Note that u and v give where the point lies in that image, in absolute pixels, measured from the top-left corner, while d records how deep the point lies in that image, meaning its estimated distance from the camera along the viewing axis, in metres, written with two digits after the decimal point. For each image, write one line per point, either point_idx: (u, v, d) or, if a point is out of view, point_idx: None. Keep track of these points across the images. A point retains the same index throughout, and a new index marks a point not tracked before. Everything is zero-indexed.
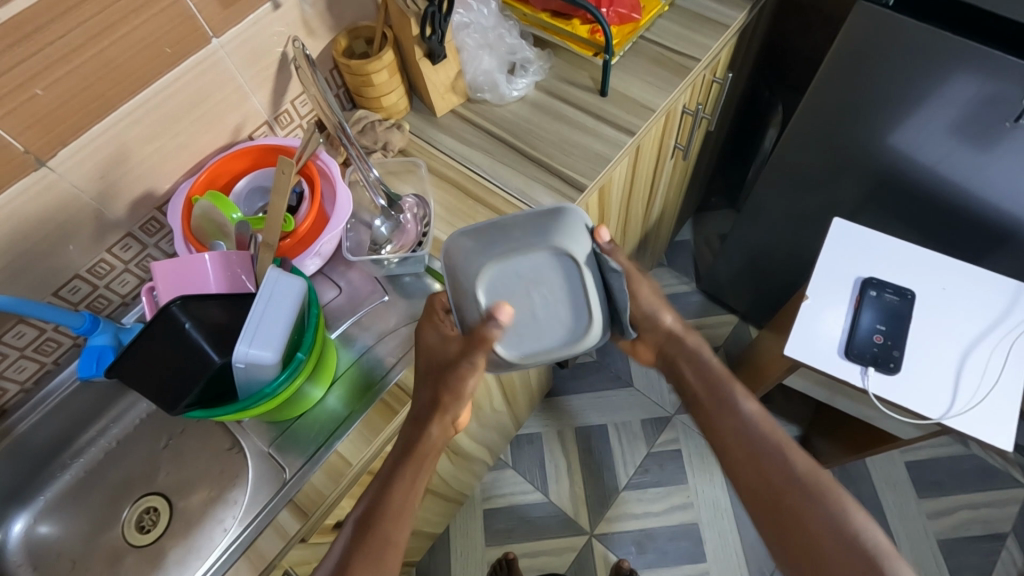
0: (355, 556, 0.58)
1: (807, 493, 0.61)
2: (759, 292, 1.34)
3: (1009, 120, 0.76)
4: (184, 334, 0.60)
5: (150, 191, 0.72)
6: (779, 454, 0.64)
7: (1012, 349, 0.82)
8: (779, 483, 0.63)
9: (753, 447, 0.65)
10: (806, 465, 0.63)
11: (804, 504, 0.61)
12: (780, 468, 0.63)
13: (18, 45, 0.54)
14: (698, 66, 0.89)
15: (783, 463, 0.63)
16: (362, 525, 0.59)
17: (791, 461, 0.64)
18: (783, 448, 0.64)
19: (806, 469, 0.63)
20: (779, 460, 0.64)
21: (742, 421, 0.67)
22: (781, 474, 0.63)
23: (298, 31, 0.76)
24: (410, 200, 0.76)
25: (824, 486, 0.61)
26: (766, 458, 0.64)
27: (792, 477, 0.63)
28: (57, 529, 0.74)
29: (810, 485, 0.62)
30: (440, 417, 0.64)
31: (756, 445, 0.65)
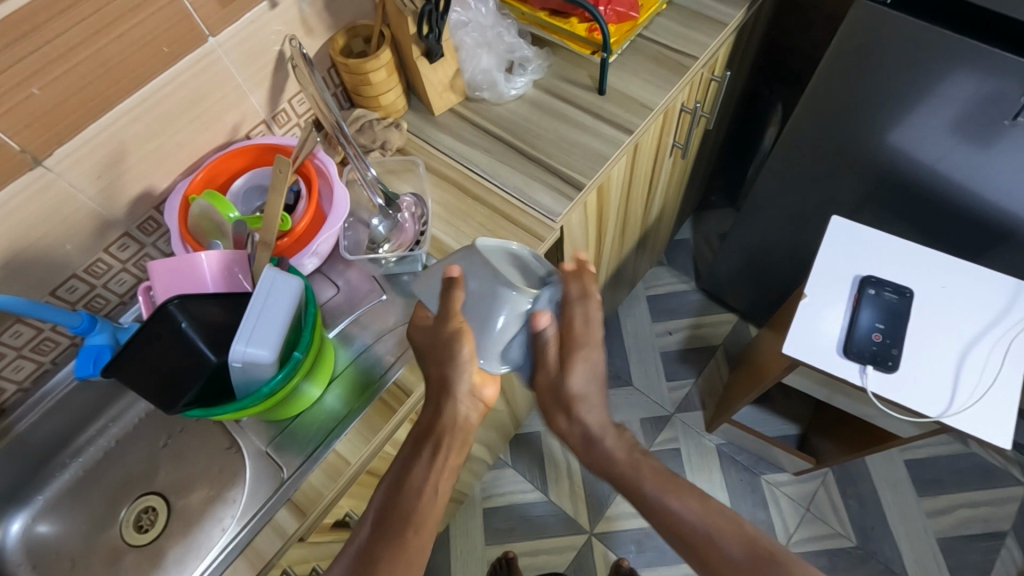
0: (381, 542, 0.55)
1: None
2: (758, 291, 1.34)
3: (1009, 117, 0.76)
4: (181, 334, 0.60)
5: (147, 191, 0.72)
6: (712, 544, 0.53)
7: (1011, 347, 0.82)
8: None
9: (688, 544, 0.55)
10: (747, 550, 0.52)
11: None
12: (718, 561, 0.53)
13: (14, 44, 0.54)
14: (697, 64, 0.89)
15: (722, 554, 0.53)
16: (385, 515, 0.57)
17: (726, 547, 0.53)
18: (713, 535, 0.54)
19: (749, 554, 0.52)
20: (718, 546, 0.53)
21: (661, 513, 0.56)
22: (724, 568, 0.52)
23: (295, 30, 0.76)
24: (408, 199, 0.77)
25: (778, 562, 0.51)
26: (704, 553, 0.54)
27: (737, 572, 0.52)
28: (55, 528, 0.74)
29: (755, 570, 0.51)
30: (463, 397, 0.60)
31: (688, 537, 0.55)
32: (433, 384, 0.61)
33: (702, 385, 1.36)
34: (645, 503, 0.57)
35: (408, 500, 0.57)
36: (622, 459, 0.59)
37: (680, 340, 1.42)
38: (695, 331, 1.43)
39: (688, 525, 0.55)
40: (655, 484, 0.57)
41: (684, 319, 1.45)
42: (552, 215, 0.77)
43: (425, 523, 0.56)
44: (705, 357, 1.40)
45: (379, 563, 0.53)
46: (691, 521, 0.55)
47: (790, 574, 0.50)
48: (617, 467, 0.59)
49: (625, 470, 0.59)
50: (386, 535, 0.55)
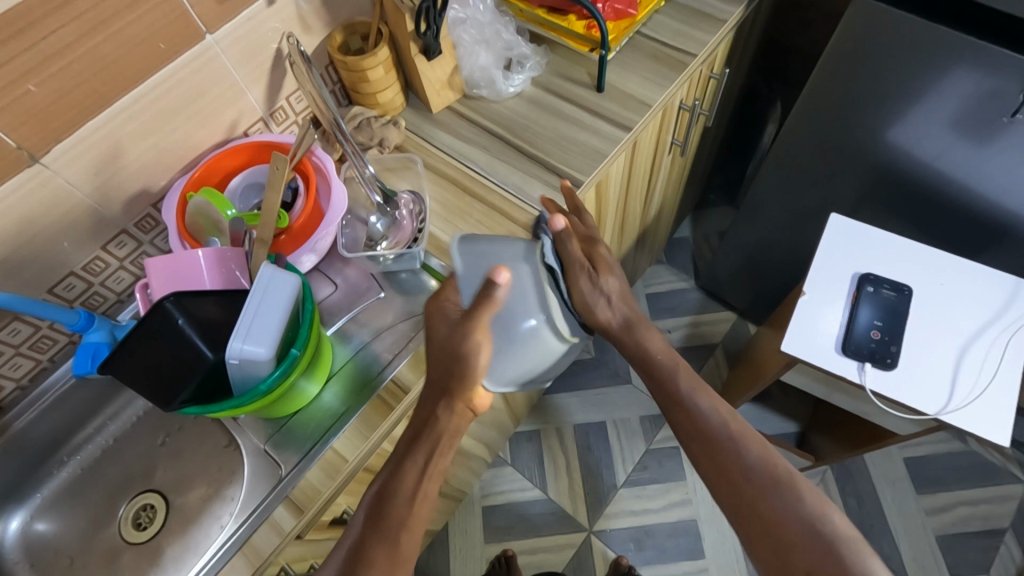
0: (371, 545, 0.55)
1: (763, 486, 0.56)
2: (757, 289, 1.34)
3: (1007, 115, 0.76)
4: (179, 331, 0.60)
5: (145, 189, 0.72)
6: (731, 442, 0.59)
7: (1010, 344, 0.82)
8: (730, 474, 0.58)
9: (708, 442, 0.60)
10: (762, 457, 0.58)
11: (762, 499, 0.56)
12: (729, 458, 0.58)
13: (10, 41, 0.54)
14: (695, 62, 0.89)
15: (739, 455, 0.58)
16: (373, 518, 0.57)
17: (744, 454, 0.58)
18: (734, 438, 0.59)
19: (762, 459, 0.58)
20: (736, 446, 0.59)
21: (684, 410, 0.62)
22: (735, 467, 0.58)
23: (293, 27, 0.76)
24: (406, 197, 0.76)
25: (784, 475, 0.57)
26: (720, 452, 0.59)
27: (748, 470, 0.57)
28: (53, 526, 0.74)
29: (766, 475, 0.57)
30: (453, 403, 0.58)
31: (707, 433, 0.60)
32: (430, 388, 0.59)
33: None
34: (671, 398, 0.63)
35: (399, 502, 0.57)
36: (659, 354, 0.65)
37: (679, 338, 1.42)
38: (695, 329, 1.43)
39: (706, 421, 0.61)
40: (690, 384, 0.63)
41: (683, 317, 1.45)
42: (550, 213, 0.77)
43: (413, 528, 0.56)
44: (705, 355, 1.40)
45: (373, 563, 0.54)
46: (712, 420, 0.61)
47: (796, 489, 0.56)
48: (654, 360, 0.65)
49: (662, 364, 0.64)
50: (380, 534, 0.55)
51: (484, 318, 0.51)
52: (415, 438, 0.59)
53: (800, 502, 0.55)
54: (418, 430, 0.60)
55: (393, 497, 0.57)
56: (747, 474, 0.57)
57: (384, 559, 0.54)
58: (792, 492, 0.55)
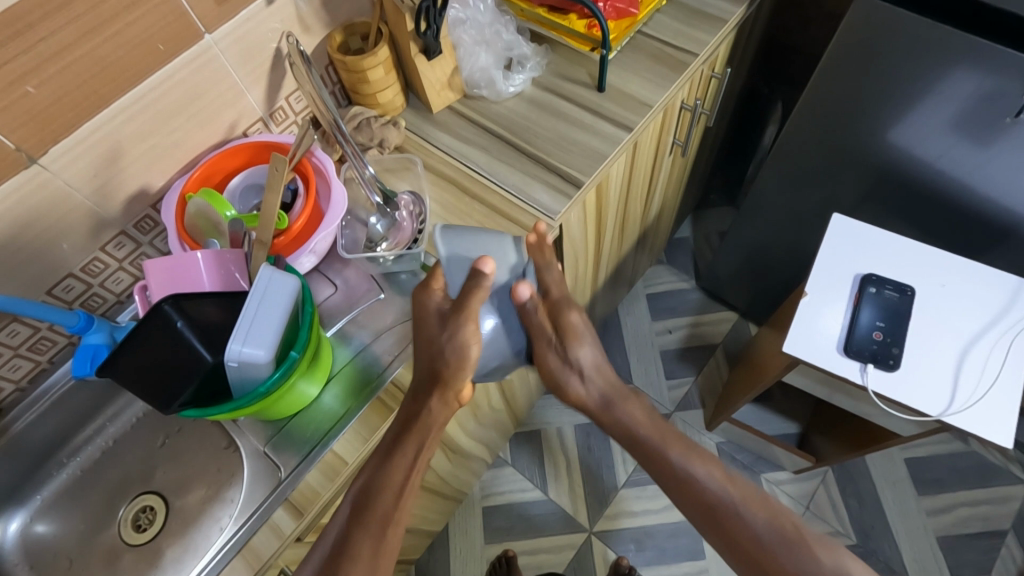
0: (358, 536, 0.57)
1: (778, 551, 0.59)
2: (758, 290, 1.34)
3: (1010, 115, 0.75)
4: (178, 334, 0.59)
5: (144, 190, 0.72)
6: (735, 510, 0.61)
7: (1012, 345, 0.81)
8: (740, 545, 0.60)
9: (711, 511, 0.62)
10: (770, 520, 0.60)
11: (775, 564, 0.58)
12: (738, 530, 0.61)
13: (9, 42, 0.53)
14: (697, 62, 0.88)
15: (746, 525, 0.61)
16: (358, 508, 0.59)
17: (751, 519, 0.61)
18: (738, 505, 0.62)
19: (771, 524, 0.60)
20: (741, 514, 0.61)
21: (681, 480, 0.64)
22: (745, 538, 0.60)
23: (292, 27, 0.75)
24: (406, 197, 0.76)
25: (795, 534, 0.59)
26: (728, 524, 0.61)
27: (760, 542, 0.60)
28: (53, 528, 0.74)
29: (780, 541, 0.59)
30: (440, 392, 0.62)
31: (709, 502, 0.62)
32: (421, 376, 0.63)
33: (701, 384, 1.36)
34: (664, 468, 0.65)
35: (384, 495, 0.59)
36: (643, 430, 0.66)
37: (680, 339, 1.42)
38: (695, 330, 1.43)
39: (707, 491, 0.63)
40: (682, 452, 0.65)
41: (684, 317, 1.44)
42: (551, 214, 0.77)
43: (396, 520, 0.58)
44: (705, 355, 1.40)
45: (357, 560, 0.55)
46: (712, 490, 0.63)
47: (812, 552, 0.58)
48: (638, 435, 0.66)
49: (647, 436, 0.66)
50: (364, 525, 0.58)
51: (475, 304, 0.60)
52: (400, 432, 0.62)
53: (816, 564, 0.57)
54: (404, 423, 0.63)
55: (378, 490, 0.59)
56: (759, 543, 0.60)
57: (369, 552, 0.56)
58: (807, 553, 0.58)
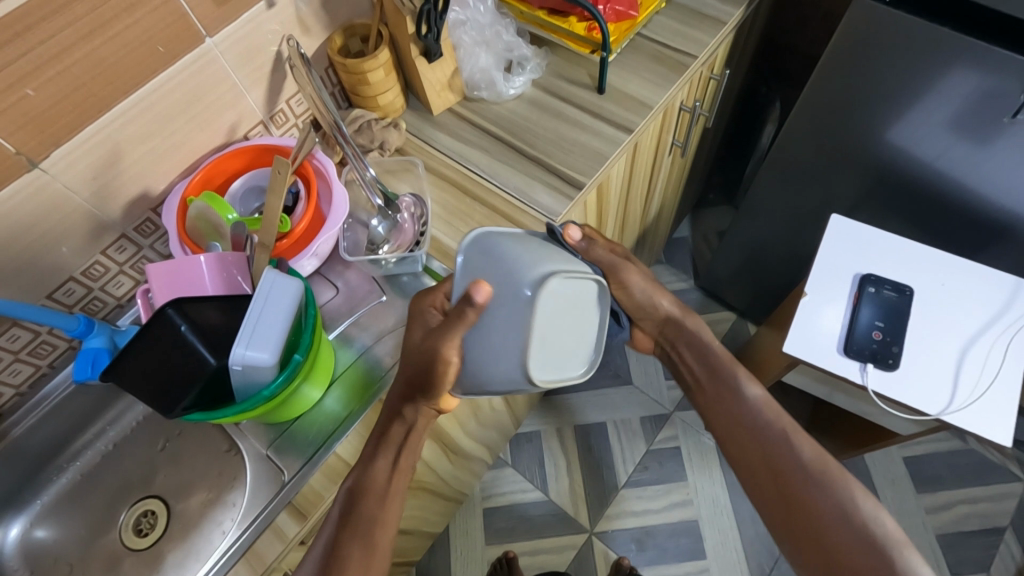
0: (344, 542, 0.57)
1: (806, 479, 0.61)
2: (756, 291, 1.34)
3: (1008, 115, 0.76)
4: (181, 337, 0.59)
5: (144, 192, 0.71)
6: (778, 437, 0.65)
7: (1011, 343, 0.82)
8: (771, 468, 0.63)
9: (754, 436, 0.66)
10: (815, 455, 0.63)
11: (799, 483, 0.62)
12: (781, 454, 0.64)
13: (9, 45, 0.53)
14: (696, 63, 0.89)
15: (792, 454, 0.63)
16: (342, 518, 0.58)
17: (796, 449, 0.63)
18: (788, 435, 0.65)
19: (816, 459, 0.62)
20: (788, 444, 0.64)
21: (741, 406, 0.68)
22: (783, 464, 0.63)
23: (293, 29, 0.75)
24: (407, 199, 0.76)
25: (832, 475, 0.61)
26: (774, 449, 0.64)
27: (794, 463, 0.63)
28: (52, 533, 0.73)
29: (814, 474, 0.61)
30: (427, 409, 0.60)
31: (759, 429, 0.66)
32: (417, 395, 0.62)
33: None
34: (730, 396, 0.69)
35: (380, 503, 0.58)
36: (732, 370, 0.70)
37: None
38: None
39: (766, 424, 0.66)
40: (745, 379, 0.69)
41: None
42: (552, 215, 0.77)
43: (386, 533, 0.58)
44: None
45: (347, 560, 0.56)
46: (770, 424, 0.66)
47: (831, 478, 0.61)
48: (711, 353, 0.72)
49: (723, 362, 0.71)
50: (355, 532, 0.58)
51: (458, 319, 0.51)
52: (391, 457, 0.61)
53: (834, 493, 0.60)
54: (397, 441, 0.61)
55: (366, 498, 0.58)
56: (791, 467, 0.63)
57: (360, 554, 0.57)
58: (832, 485, 0.60)
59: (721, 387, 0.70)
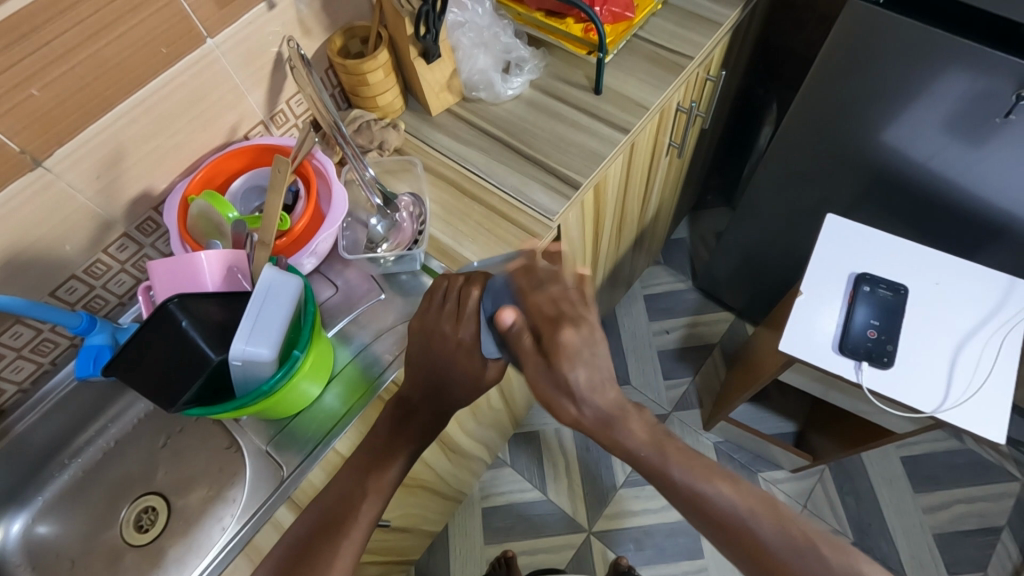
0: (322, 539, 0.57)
1: (791, 566, 0.48)
2: (754, 291, 1.35)
3: (1000, 115, 0.77)
4: (182, 333, 0.60)
5: (146, 191, 0.72)
6: (742, 523, 0.50)
7: (1005, 341, 0.83)
8: (751, 562, 0.49)
9: (717, 531, 0.50)
10: (780, 531, 0.49)
11: None
12: (751, 546, 0.49)
13: (14, 45, 0.54)
14: (692, 64, 0.89)
15: (758, 540, 0.49)
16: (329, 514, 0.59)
17: (760, 530, 0.49)
18: (744, 516, 0.50)
19: (783, 535, 0.49)
20: (749, 527, 0.49)
21: (694, 503, 0.51)
22: (763, 558, 0.48)
23: (293, 31, 0.76)
24: (406, 198, 0.77)
25: (808, 545, 0.48)
26: (742, 545, 0.49)
27: (771, 554, 0.48)
28: (54, 529, 0.74)
29: (792, 553, 0.48)
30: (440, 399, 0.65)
31: (720, 520, 0.50)
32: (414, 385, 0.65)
33: (700, 384, 1.37)
34: (678, 494, 0.52)
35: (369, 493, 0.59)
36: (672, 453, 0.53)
37: (678, 339, 1.43)
38: (693, 330, 1.44)
39: (719, 511, 0.50)
40: (681, 465, 0.52)
41: (682, 318, 1.46)
42: (550, 214, 0.77)
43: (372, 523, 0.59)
44: (703, 355, 1.41)
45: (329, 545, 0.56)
46: (725, 510, 0.50)
47: (824, 558, 0.48)
48: (639, 453, 0.53)
49: (648, 453, 0.52)
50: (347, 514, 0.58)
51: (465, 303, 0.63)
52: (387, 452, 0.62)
53: (835, 574, 0.47)
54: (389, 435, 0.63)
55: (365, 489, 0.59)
56: (773, 560, 0.48)
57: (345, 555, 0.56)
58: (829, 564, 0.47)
59: (668, 491, 0.52)
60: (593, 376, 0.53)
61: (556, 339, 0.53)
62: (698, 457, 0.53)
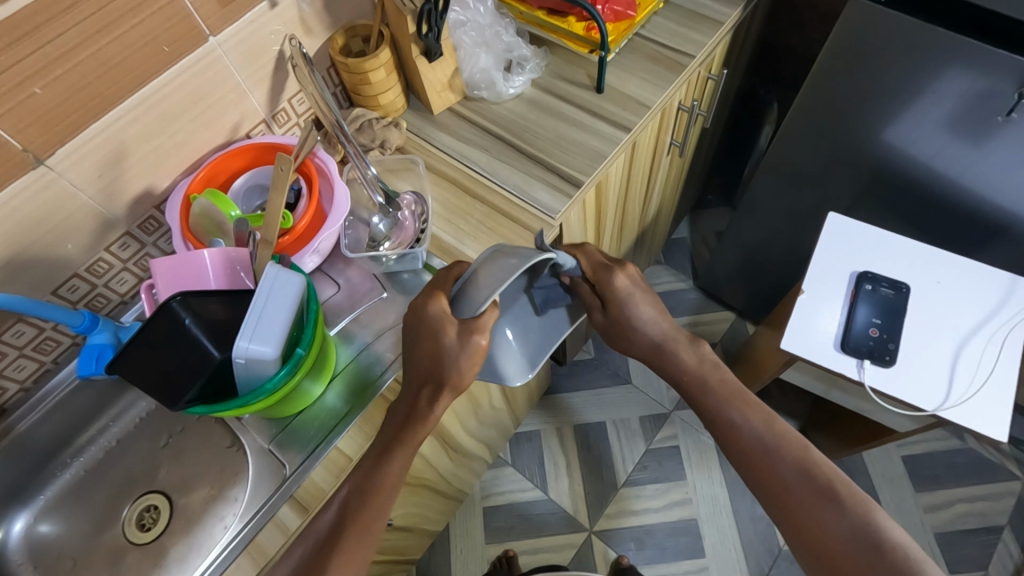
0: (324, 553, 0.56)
1: (806, 499, 0.57)
2: (755, 290, 1.35)
3: (1001, 114, 0.77)
4: (185, 330, 0.60)
5: (147, 190, 0.72)
6: (768, 457, 0.60)
7: (1006, 341, 0.83)
8: (776, 493, 0.58)
9: (744, 458, 0.61)
10: (799, 469, 0.58)
11: (801, 509, 0.56)
12: (770, 476, 0.59)
13: (17, 44, 0.54)
14: (694, 63, 0.89)
15: (777, 474, 0.59)
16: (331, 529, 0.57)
17: (781, 468, 0.59)
18: (771, 451, 0.60)
19: (802, 472, 0.58)
20: (773, 462, 0.59)
21: (736, 435, 0.62)
22: (778, 485, 0.58)
23: (295, 30, 0.76)
24: (407, 197, 0.77)
25: (825, 484, 0.57)
26: (762, 472, 0.59)
27: (788, 486, 0.58)
28: (57, 528, 0.74)
29: (809, 487, 0.57)
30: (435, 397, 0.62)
31: (750, 450, 0.61)
32: (413, 378, 0.62)
33: None
34: (724, 426, 0.63)
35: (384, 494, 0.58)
36: (713, 386, 0.65)
37: None
38: (694, 329, 1.44)
39: (750, 443, 0.61)
40: (720, 400, 0.64)
41: (683, 317, 1.46)
42: (551, 213, 0.77)
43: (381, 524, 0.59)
44: None
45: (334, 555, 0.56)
46: (759, 446, 0.60)
47: (835, 496, 0.56)
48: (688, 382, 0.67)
49: (693, 379, 0.66)
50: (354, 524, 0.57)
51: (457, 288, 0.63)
52: (390, 449, 0.60)
53: (845, 514, 0.55)
54: (396, 433, 0.61)
55: (371, 489, 0.59)
56: (789, 490, 0.58)
57: (355, 557, 0.57)
58: (843, 504, 0.55)
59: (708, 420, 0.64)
60: (653, 312, 0.68)
61: (609, 286, 0.66)
62: (745, 395, 0.64)
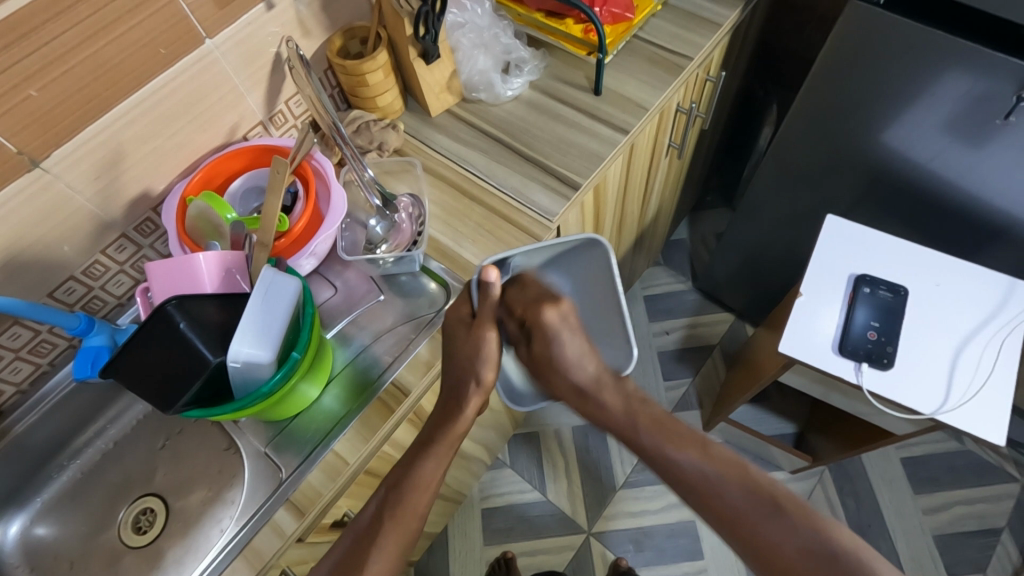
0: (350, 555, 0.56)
1: (758, 520, 0.55)
2: (754, 292, 1.35)
3: (1001, 116, 0.76)
4: (181, 335, 0.59)
5: (145, 193, 0.72)
6: (710, 484, 0.57)
7: (1004, 344, 0.82)
8: (721, 515, 0.56)
9: (688, 487, 0.58)
10: (745, 491, 0.56)
11: (751, 530, 0.55)
12: (715, 500, 0.57)
13: (12, 46, 0.54)
14: (692, 65, 0.89)
15: (722, 501, 0.56)
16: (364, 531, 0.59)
17: (726, 491, 0.57)
18: (713, 478, 0.57)
19: (748, 495, 0.56)
20: (718, 489, 0.57)
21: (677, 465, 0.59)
22: (720, 509, 0.56)
23: (293, 31, 0.76)
24: (405, 199, 0.76)
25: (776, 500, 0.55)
26: (703, 496, 0.57)
27: (733, 509, 0.56)
28: (53, 530, 0.74)
29: (755, 506, 0.55)
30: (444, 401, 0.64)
31: (689, 480, 0.58)
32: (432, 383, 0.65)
33: (700, 385, 1.37)
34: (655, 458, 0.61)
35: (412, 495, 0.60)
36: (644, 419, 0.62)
37: (678, 340, 1.43)
38: (693, 331, 1.44)
39: (690, 474, 0.58)
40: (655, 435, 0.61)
41: (682, 319, 1.45)
42: (549, 215, 0.77)
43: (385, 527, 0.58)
44: (704, 356, 1.41)
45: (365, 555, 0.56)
46: (695, 466, 0.58)
47: (786, 513, 0.54)
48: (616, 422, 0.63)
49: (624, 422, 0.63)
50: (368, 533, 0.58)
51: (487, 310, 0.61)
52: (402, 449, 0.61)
53: (794, 530, 0.53)
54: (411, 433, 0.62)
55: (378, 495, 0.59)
56: (738, 512, 0.56)
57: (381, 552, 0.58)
58: (791, 521, 0.54)
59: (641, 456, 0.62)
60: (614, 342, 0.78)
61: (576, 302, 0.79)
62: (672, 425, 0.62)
